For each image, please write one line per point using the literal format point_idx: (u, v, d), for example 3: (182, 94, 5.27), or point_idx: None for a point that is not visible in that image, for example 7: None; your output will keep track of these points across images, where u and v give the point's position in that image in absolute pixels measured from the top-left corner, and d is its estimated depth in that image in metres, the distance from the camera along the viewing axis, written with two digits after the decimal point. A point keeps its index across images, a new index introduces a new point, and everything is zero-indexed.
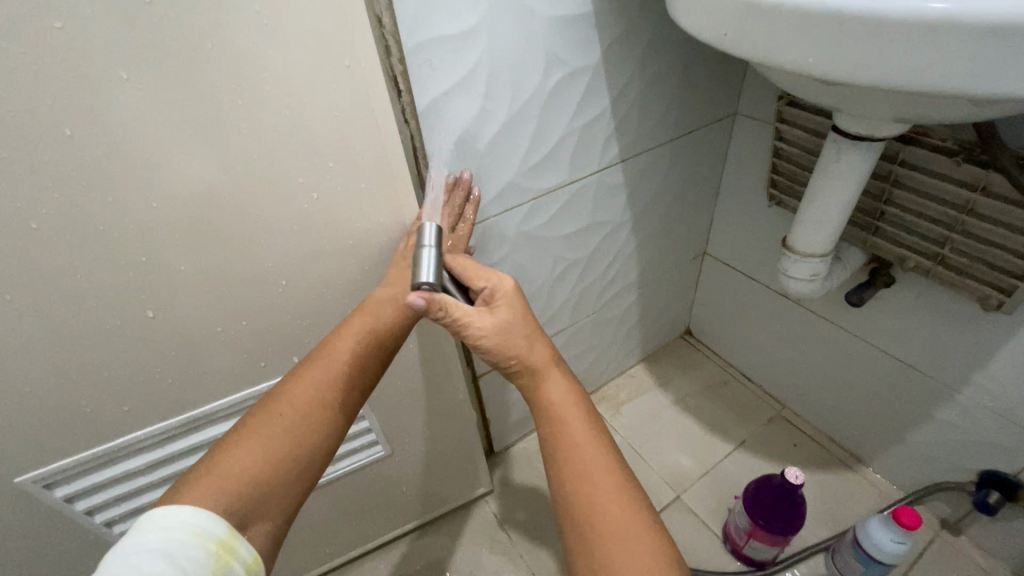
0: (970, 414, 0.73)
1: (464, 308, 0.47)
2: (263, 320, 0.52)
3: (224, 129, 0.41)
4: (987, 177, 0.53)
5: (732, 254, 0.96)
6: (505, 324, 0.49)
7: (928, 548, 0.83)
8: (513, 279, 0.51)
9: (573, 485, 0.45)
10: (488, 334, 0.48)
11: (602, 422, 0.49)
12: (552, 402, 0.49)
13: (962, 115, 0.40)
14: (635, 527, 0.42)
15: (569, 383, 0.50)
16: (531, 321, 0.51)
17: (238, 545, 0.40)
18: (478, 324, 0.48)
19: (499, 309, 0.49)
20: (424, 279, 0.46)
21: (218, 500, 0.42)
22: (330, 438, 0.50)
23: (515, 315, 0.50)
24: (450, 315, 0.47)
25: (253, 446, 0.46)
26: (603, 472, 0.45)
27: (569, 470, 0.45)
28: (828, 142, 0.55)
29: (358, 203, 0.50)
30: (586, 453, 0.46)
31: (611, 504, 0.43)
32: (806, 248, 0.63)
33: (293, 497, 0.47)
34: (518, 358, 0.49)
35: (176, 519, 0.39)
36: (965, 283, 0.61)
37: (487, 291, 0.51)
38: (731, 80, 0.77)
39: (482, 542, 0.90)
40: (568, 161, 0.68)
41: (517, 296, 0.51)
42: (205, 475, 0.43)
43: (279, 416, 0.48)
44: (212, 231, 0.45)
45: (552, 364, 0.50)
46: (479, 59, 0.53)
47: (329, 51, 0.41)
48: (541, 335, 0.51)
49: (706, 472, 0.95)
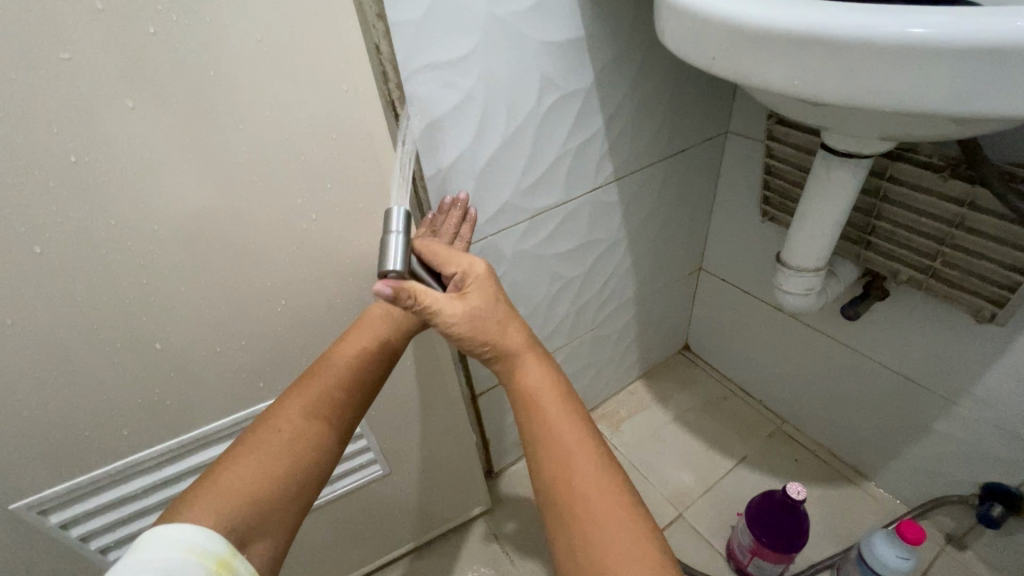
0: (969, 426, 0.73)
1: (434, 296, 0.45)
2: (262, 341, 0.53)
3: (226, 153, 0.41)
4: (974, 192, 0.54)
5: (728, 269, 0.97)
6: (477, 310, 0.48)
7: (933, 563, 0.82)
8: (485, 263, 0.50)
9: (554, 470, 0.45)
10: (460, 321, 0.47)
11: (579, 403, 0.50)
12: (528, 386, 0.49)
13: (945, 133, 0.41)
14: (614, 505, 0.43)
15: (545, 366, 0.51)
16: (504, 305, 0.50)
17: (237, 563, 0.40)
18: (451, 312, 0.46)
19: (471, 295, 0.48)
20: (391, 266, 0.44)
21: (219, 519, 0.42)
22: (328, 445, 0.50)
23: (488, 301, 0.49)
24: (419, 303, 0.44)
25: (253, 462, 0.46)
26: (582, 454, 0.46)
27: (549, 455, 0.46)
28: (818, 159, 0.56)
29: (357, 224, 0.51)
30: (565, 436, 0.46)
31: (591, 486, 0.44)
32: (800, 263, 0.64)
33: (294, 508, 0.47)
34: (491, 344, 0.49)
35: (175, 537, 0.39)
36: (957, 295, 0.62)
37: (457, 276, 0.49)
38: (721, 100, 0.78)
39: (482, 563, 0.89)
40: (564, 180, 0.69)
41: (489, 281, 0.50)
42: (205, 494, 0.44)
43: (279, 433, 0.48)
44: (213, 254, 0.45)
45: (528, 349, 0.51)
46: (475, 83, 0.54)
47: (329, 77, 0.42)
48: (515, 320, 0.51)
49: (708, 489, 0.94)
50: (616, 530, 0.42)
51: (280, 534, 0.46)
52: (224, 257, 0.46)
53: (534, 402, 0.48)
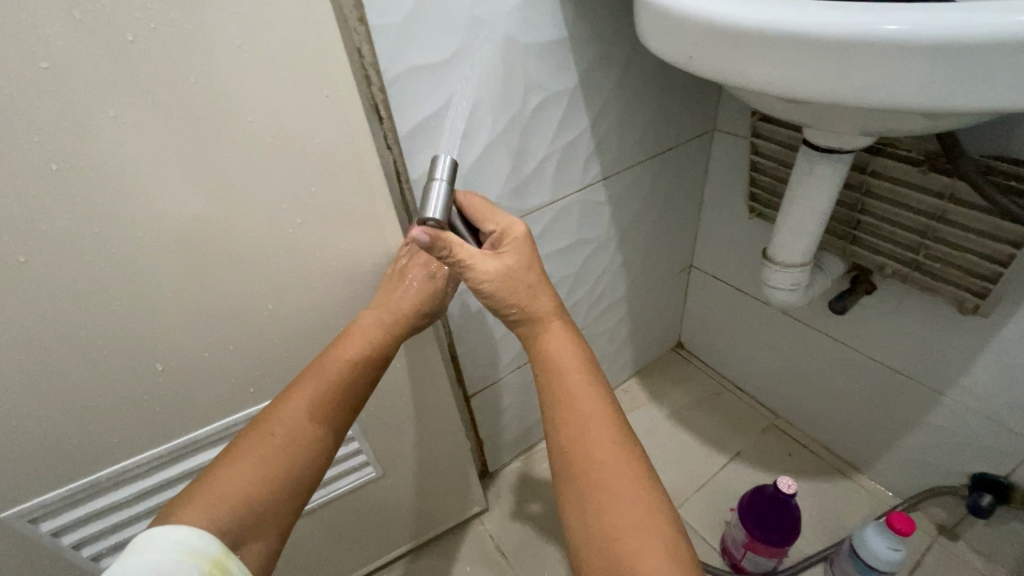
0: (958, 417, 0.73)
1: (469, 250, 0.47)
2: (251, 345, 0.53)
3: (209, 160, 0.42)
4: (952, 185, 0.54)
5: (718, 266, 0.97)
6: (510, 271, 0.49)
7: (926, 553, 0.82)
8: (525, 224, 0.50)
9: (567, 437, 0.45)
10: (491, 278, 0.48)
11: (599, 373, 0.49)
12: (550, 353, 0.49)
13: (922, 128, 0.41)
14: (626, 476, 0.43)
15: (569, 338, 0.51)
16: (536, 270, 0.51)
17: (231, 564, 0.40)
18: (484, 270, 0.47)
19: (507, 254, 0.49)
20: (431, 215, 0.44)
21: (211, 521, 0.43)
22: (322, 446, 0.50)
23: (522, 261, 0.49)
24: (453, 254, 0.46)
25: (245, 464, 0.46)
26: (598, 423, 0.45)
27: (567, 421, 0.46)
28: (800, 155, 0.57)
29: (343, 227, 0.51)
30: (582, 405, 0.46)
31: (607, 455, 0.44)
32: (786, 259, 0.64)
33: (287, 510, 0.48)
34: (519, 305, 0.49)
35: (170, 539, 0.39)
36: (941, 288, 0.62)
37: (495, 234, 0.50)
38: (707, 98, 0.79)
39: (480, 564, 0.89)
40: (552, 180, 0.69)
41: (525, 243, 0.50)
42: (199, 496, 0.44)
43: (271, 437, 0.48)
44: (198, 260, 0.45)
45: (553, 316, 0.51)
46: (459, 85, 0.54)
47: (311, 81, 0.43)
48: (545, 285, 0.51)
49: (703, 486, 0.94)
50: (627, 498, 0.42)
51: (270, 536, 0.46)
52: (211, 263, 0.46)
53: (553, 371, 0.48)
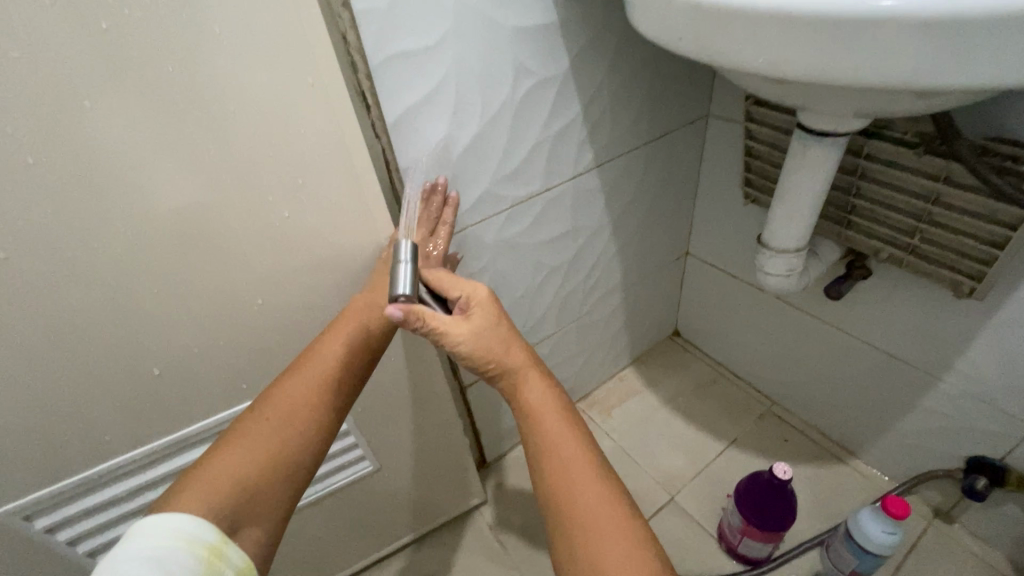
0: (953, 401, 0.73)
1: (440, 318, 0.47)
2: (241, 339, 0.52)
3: (191, 151, 0.41)
4: (947, 167, 0.54)
5: (714, 253, 0.97)
6: (482, 331, 0.49)
7: (921, 537, 0.83)
8: (488, 286, 0.51)
9: (552, 477, 0.46)
10: (466, 341, 0.48)
11: (578, 418, 0.50)
12: (529, 405, 0.50)
13: (917, 108, 0.41)
14: (612, 511, 0.44)
15: (549, 386, 0.51)
16: (507, 325, 0.51)
17: (228, 549, 0.41)
18: (457, 335, 0.48)
19: (476, 316, 0.50)
20: (400, 291, 0.46)
21: (208, 506, 0.42)
22: (319, 433, 0.50)
23: (493, 320, 0.50)
24: (427, 325, 0.47)
25: (240, 451, 0.46)
26: (581, 465, 0.46)
27: (551, 465, 0.47)
28: (794, 139, 0.56)
29: (331, 219, 0.51)
30: (564, 447, 0.47)
31: (589, 494, 0.45)
32: (780, 244, 0.64)
33: (284, 495, 0.47)
34: (495, 361, 0.50)
35: (164, 527, 0.39)
36: (936, 271, 0.62)
37: (462, 300, 0.51)
38: (701, 82, 0.78)
39: (479, 554, 0.90)
40: (544, 168, 0.68)
41: (492, 303, 0.51)
42: (195, 481, 0.44)
43: (266, 421, 0.48)
44: (183, 253, 0.45)
45: (531, 366, 0.51)
46: (447, 72, 0.54)
47: (293, 69, 0.42)
48: (518, 338, 0.52)
49: (699, 473, 0.95)
50: (614, 533, 0.43)
51: (270, 521, 0.46)
52: (197, 257, 0.45)
53: (536, 420, 0.49)
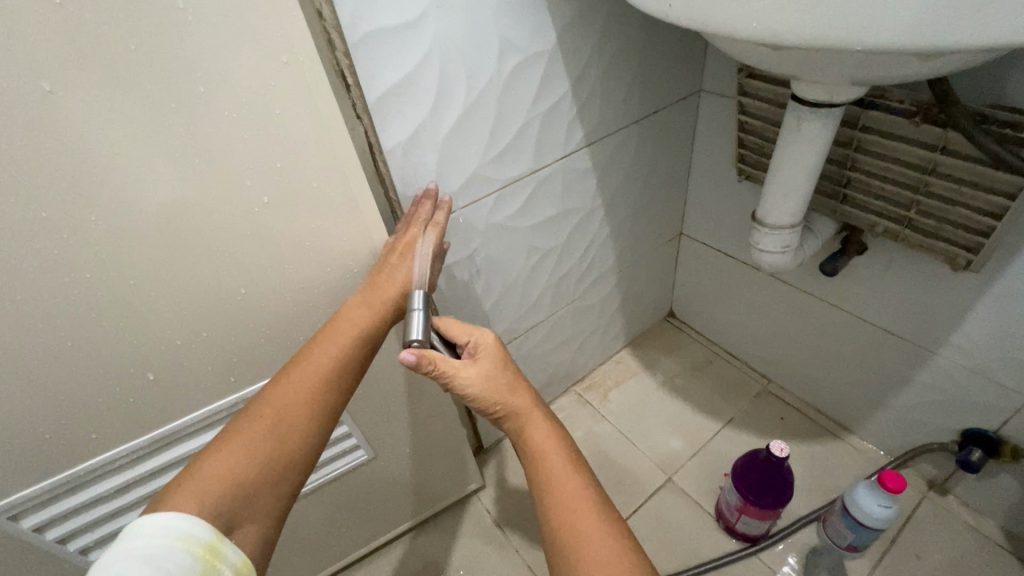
0: (948, 374, 0.73)
1: (451, 362, 0.49)
2: (226, 332, 0.51)
3: (161, 134, 0.39)
4: (945, 136, 0.52)
5: (709, 232, 0.96)
6: (489, 373, 0.50)
7: (916, 510, 0.84)
8: (495, 334, 0.53)
9: (552, 509, 0.46)
10: (473, 384, 0.50)
11: (578, 453, 0.51)
12: (535, 446, 0.50)
13: (914, 73, 0.39)
14: (611, 545, 0.43)
15: (551, 424, 0.52)
16: (512, 369, 0.53)
17: (225, 548, 0.40)
18: (465, 377, 0.49)
19: (484, 359, 0.51)
20: (414, 336, 0.48)
21: (202, 505, 0.41)
22: (315, 433, 0.49)
23: (499, 364, 0.52)
24: (438, 369, 0.48)
25: (234, 450, 0.45)
26: (584, 501, 0.46)
27: (552, 499, 0.47)
28: (788, 112, 0.54)
29: (314, 206, 0.49)
30: (566, 485, 0.47)
31: (592, 529, 0.44)
32: (776, 220, 0.63)
33: (279, 495, 0.46)
34: (502, 403, 0.50)
35: (160, 525, 0.38)
36: (933, 244, 0.61)
37: (471, 345, 0.52)
38: (693, 56, 0.76)
39: (479, 539, 0.90)
40: (533, 147, 0.67)
41: (499, 349, 0.52)
42: (189, 482, 0.42)
43: (260, 420, 0.47)
44: (160, 243, 0.43)
45: (535, 407, 0.52)
46: (429, 49, 0.52)
47: (266, 46, 0.40)
48: (523, 381, 0.53)
49: (696, 453, 0.95)
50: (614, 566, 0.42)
51: (266, 519, 0.45)
52: (175, 247, 0.44)
53: (540, 460, 0.49)
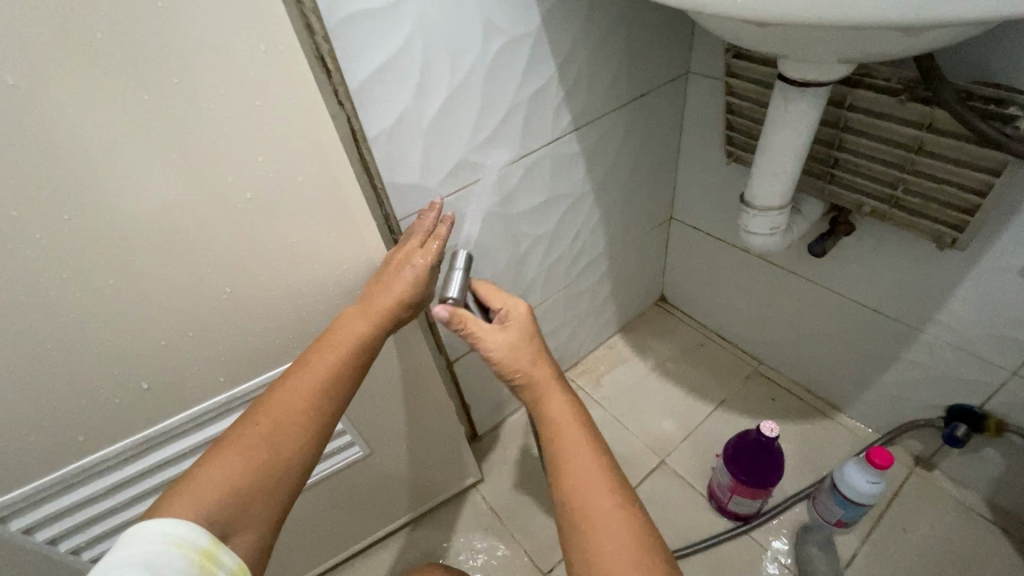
0: (934, 352, 0.74)
1: (480, 324, 0.53)
2: (211, 329, 0.50)
3: (133, 126, 0.38)
4: (931, 114, 0.52)
5: (699, 216, 0.96)
6: (516, 342, 0.53)
7: (903, 485, 0.85)
8: (527, 304, 0.57)
9: (565, 480, 0.47)
10: (497, 349, 0.53)
11: (595, 428, 0.51)
12: (552, 416, 0.51)
13: (899, 49, 0.39)
14: (622, 521, 0.44)
15: (570, 397, 0.53)
16: (537, 341, 0.55)
17: (221, 553, 0.40)
18: (491, 341, 0.53)
19: (512, 327, 0.54)
20: (450, 294, 0.53)
21: (198, 511, 0.41)
22: (315, 439, 0.49)
23: (525, 334, 0.54)
24: (467, 329, 0.53)
25: (230, 458, 0.45)
26: (597, 478, 0.46)
27: (567, 473, 0.47)
28: (775, 93, 0.54)
29: (299, 200, 0.48)
30: (580, 462, 0.47)
31: (605, 506, 0.44)
32: (764, 202, 0.63)
33: (275, 503, 0.46)
34: (523, 371, 0.53)
35: (157, 530, 0.39)
36: (919, 223, 0.62)
37: (502, 312, 0.56)
38: (680, 38, 0.75)
39: (475, 527, 0.91)
40: (520, 133, 0.66)
41: (529, 319, 0.56)
42: (185, 489, 0.43)
43: (256, 426, 0.46)
44: (138, 240, 0.42)
45: (555, 380, 0.53)
46: (411, 32, 0.50)
47: (241, 33, 0.39)
48: (545, 354, 0.54)
49: (688, 435, 0.96)
50: (624, 540, 0.42)
51: (261, 528, 0.45)
52: (156, 245, 0.43)
53: (555, 432, 0.50)
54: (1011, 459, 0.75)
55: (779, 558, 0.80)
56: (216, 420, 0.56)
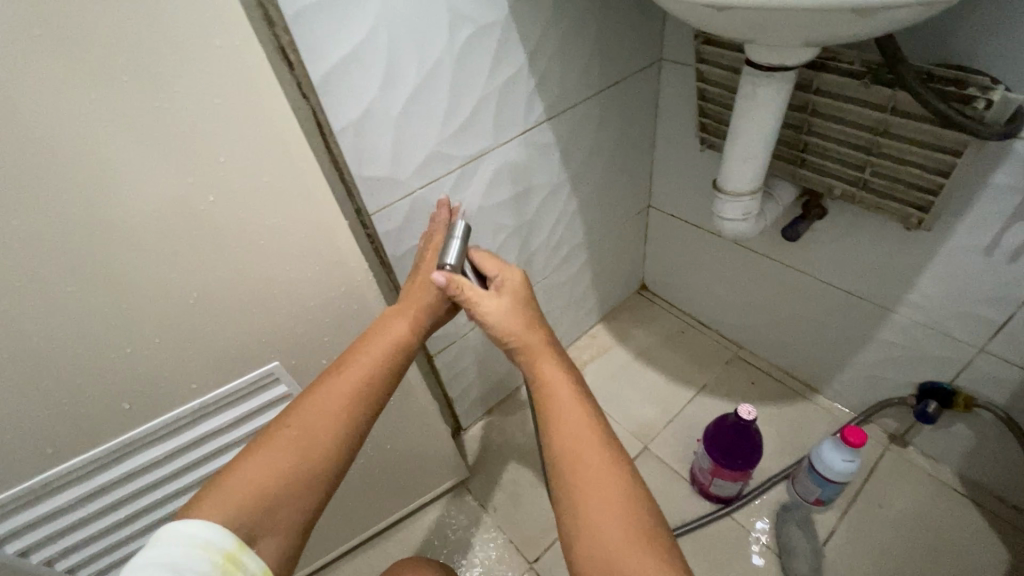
0: (906, 331, 0.76)
1: (476, 290, 0.52)
2: (177, 334, 0.49)
3: (83, 124, 0.37)
4: (894, 96, 0.53)
5: (676, 204, 0.96)
6: (509, 308, 0.53)
7: (879, 462, 0.87)
8: (522, 273, 0.56)
9: (554, 443, 0.47)
10: (494, 314, 0.52)
11: (592, 398, 0.51)
12: (546, 382, 0.51)
13: (862, 31, 0.39)
14: (611, 476, 0.44)
15: (563, 362, 0.53)
16: (532, 308, 0.55)
17: (245, 557, 0.41)
18: (488, 306, 0.52)
19: (507, 295, 0.54)
20: (448, 261, 0.52)
21: (227, 514, 0.43)
22: (348, 444, 0.50)
23: (520, 301, 0.54)
24: (464, 295, 0.52)
25: (261, 461, 0.46)
26: (593, 446, 0.46)
27: (557, 432, 0.47)
28: (743, 78, 0.54)
29: (264, 198, 0.47)
30: (579, 432, 0.47)
31: (604, 475, 0.44)
32: (735, 188, 0.63)
33: (305, 508, 0.47)
34: (517, 336, 0.52)
35: (185, 532, 0.40)
36: (887, 205, 0.62)
37: (498, 280, 0.56)
38: (652, 25, 0.75)
39: (461, 520, 0.91)
40: (492, 124, 0.65)
41: (524, 287, 0.56)
42: (218, 491, 0.44)
43: (285, 428, 0.48)
44: (94, 244, 0.41)
45: (548, 345, 0.53)
46: (373, 23, 0.50)
47: (193, 27, 0.37)
48: (539, 322, 0.54)
49: (670, 421, 0.97)
50: (618, 498, 0.43)
51: (290, 533, 0.46)
52: (115, 247, 0.42)
53: (549, 395, 0.50)
54: (980, 433, 0.77)
55: (761, 538, 0.82)
56: (190, 426, 0.56)
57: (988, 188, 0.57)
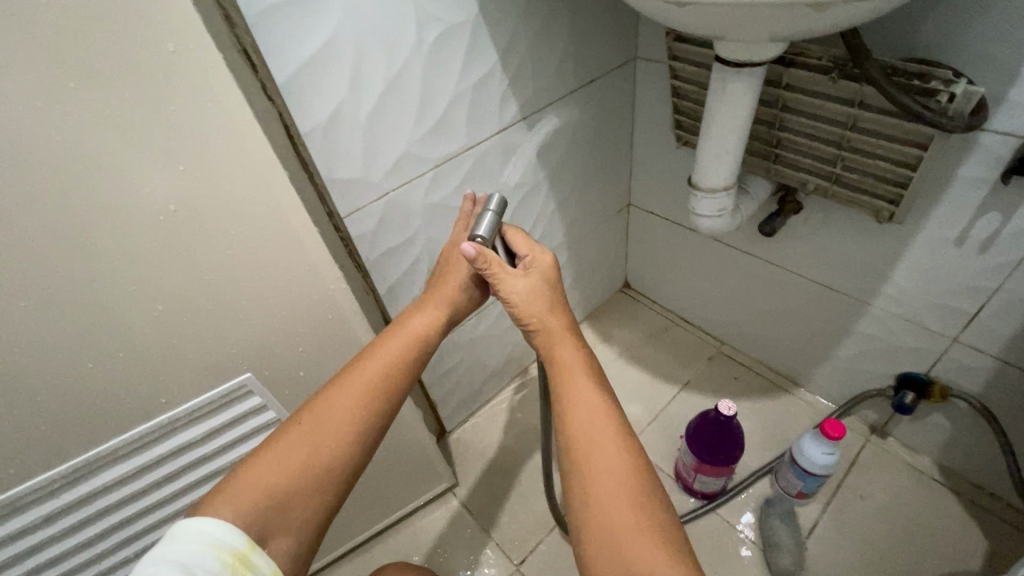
0: (882, 323, 0.77)
1: (501, 268, 0.51)
2: (144, 347, 0.48)
3: (32, 133, 0.35)
4: (860, 91, 0.53)
5: (655, 201, 0.96)
6: (534, 288, 0.52)
7: (860, 453, 0.88)
8: (553, 254, 0.55)
9: (568, 429, 0.47)
10: (517, 293, 0.51)
11: (609, 387, 0.50)
12: (563, 367, 0.50)
13: (826, 26, 0.39)
14: (622, 462, 0.44)
15: (581, 349, 0.52)
16: (557, 291, 0.54)
17: (255, 557, 0.41)
18: (513, 286, 0.51)
19: (534, 274, 0.53)
20: (478, 231, 0.50)
21: (237, 512, 0.42)
22: (364, 439, 0.49)
23: (547, 282, 0.53)
24: (490, 270, 0.50)
25: (275, 456, 0.45)
26: (606, 435, 0.45)
27: (569, 417, 0.47)
28: (713, 75, 0.54)
29: (230, 205, 0.46)
30: (592, 421, 0.46)
31: (616, 464, 0.43)
32: (710, 185, 0.63)
33: (320, 504, 0.46)
34: (538, 318, 0.52)
35: (198, 529, 0.40)
36: (859, 198, 0.63)
37: (527, 259, 0.54)
38: (625, 23, 0.75)
39: (448, 525, 0.90)
40: (465, 125, 0.65)
41: (553, 269, 0.54)
42: (231, 487, 0.44)
43: (299, 425, 0.47)
44: (48, 257, 0.39)
45: (568, 329, 0.53)
46: (339, 24, 0.49)
47: (148, 32, 0.37)
48: (561, 305, 0.54)
49: (654, 418, 0.97)
50: (628, 487, 0.42)
51: (301, 532, 0.45)
52: (71, 259, 0.40)
53: (567, 382, 0.49)
54: (956, 422, 0.78)
55: (747, 533, 0.82)
56: (161, 440, 0.54)
57: (956, 181, 0.58)
